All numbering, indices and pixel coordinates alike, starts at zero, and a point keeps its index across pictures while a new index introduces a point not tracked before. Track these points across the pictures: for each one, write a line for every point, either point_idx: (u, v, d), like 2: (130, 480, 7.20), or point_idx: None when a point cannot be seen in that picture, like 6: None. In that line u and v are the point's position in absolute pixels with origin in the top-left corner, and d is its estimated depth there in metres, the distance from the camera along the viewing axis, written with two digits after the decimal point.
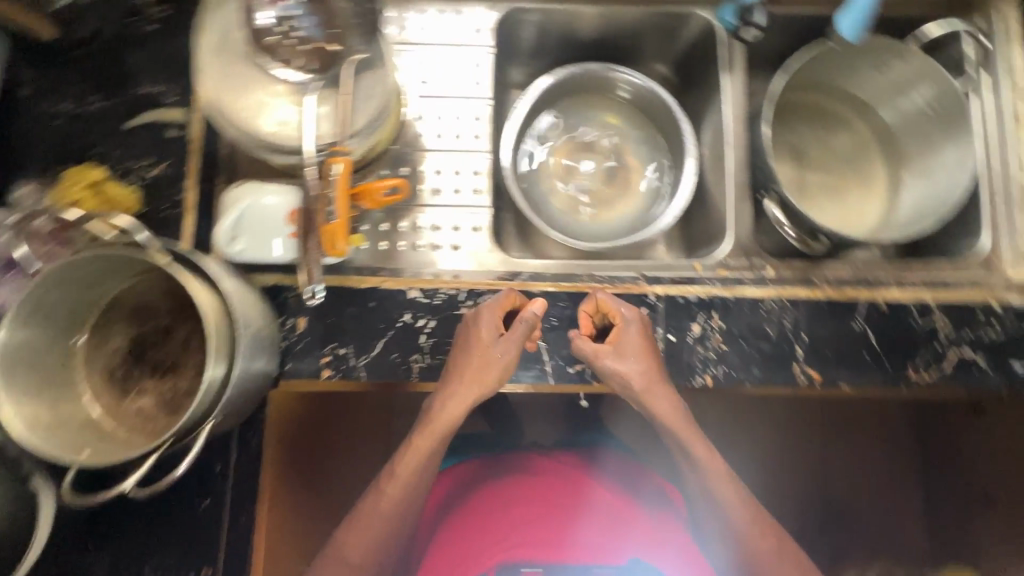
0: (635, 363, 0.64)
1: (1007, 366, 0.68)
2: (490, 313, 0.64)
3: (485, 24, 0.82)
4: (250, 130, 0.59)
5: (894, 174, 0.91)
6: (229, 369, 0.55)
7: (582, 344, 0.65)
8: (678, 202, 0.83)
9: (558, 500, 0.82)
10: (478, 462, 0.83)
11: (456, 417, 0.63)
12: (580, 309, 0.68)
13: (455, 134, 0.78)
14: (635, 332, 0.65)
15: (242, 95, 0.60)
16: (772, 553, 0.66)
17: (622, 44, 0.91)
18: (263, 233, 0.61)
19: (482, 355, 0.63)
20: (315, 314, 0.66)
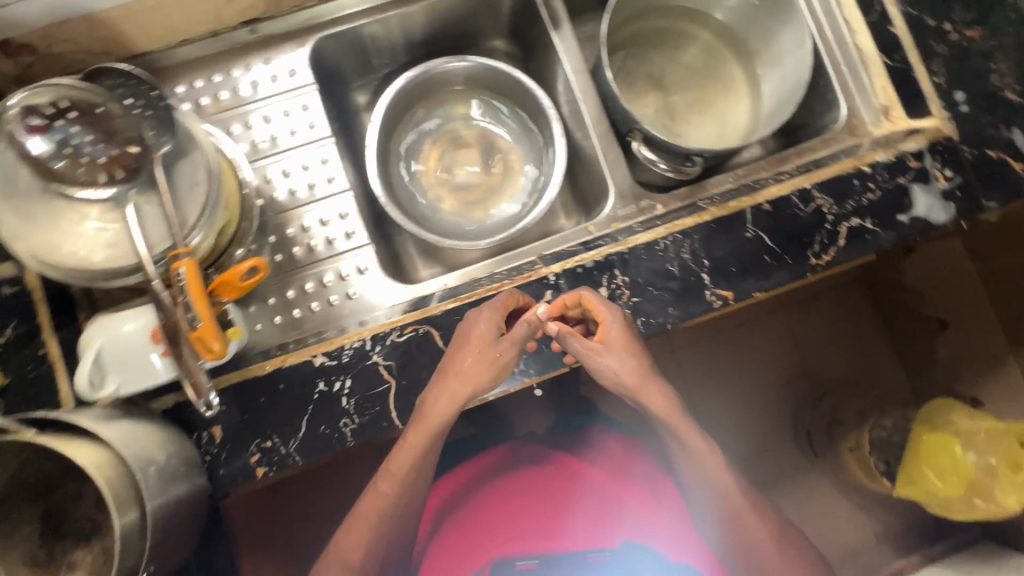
0: (625, 361, 0.66)
1: (894, 221, 0.71)
2: (494, 309, 0.65)
3: (299, 62, 0.77)
4: (74, 266, 0.55)
5: (748, 69, 0.93)
6: (144, 514, 0.52)
7: (574, 343, 0.65)
8: (556, 172, 0.83)
9: (553, 488, 0.88)
10: (478, 462, 0.89)
11: (447, 414, 0.63)
12: (562, 299, 0.66)
13: (310, 184, 0.75)
14: (620, 329, 0.65)
15: (57, 232, 0.55)
16: (748, 515, 0.74)
17: (450, 33, 0.88)
18: (132, 364, 0.56)
19: (478, 348, 0.63)
20: (228, 417, 0.63)
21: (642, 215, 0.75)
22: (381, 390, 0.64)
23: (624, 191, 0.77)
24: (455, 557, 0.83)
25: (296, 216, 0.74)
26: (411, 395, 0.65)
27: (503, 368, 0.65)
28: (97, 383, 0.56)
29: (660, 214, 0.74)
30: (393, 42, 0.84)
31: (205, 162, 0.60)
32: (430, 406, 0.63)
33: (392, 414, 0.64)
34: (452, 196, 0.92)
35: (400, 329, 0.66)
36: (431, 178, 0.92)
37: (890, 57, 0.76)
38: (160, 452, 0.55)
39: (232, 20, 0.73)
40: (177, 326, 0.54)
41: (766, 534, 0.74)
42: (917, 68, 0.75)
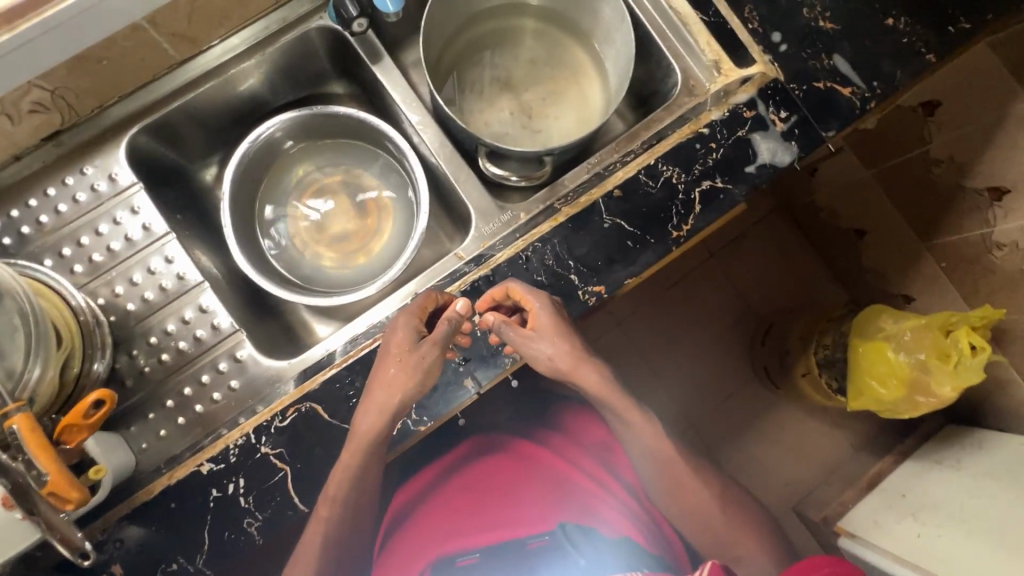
0: (558, 345, 0.69)
1: (744, 174, 0.71)
2: (412, 313, 0.66)
3: (117, 163, 0.73)
4: None
5: (588, 51, 0.92)
6: None
7: (509, 332, 0.66)
8: (423, 197, 0.78)
9: (504, 477, 0.86)
10: (431, 467, 0.87)
11: (377, 427, 0.62)
12: (490, 292, 0.68)
13: (161, 286, 0.71)
14: (549, 317, 0.66)
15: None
16: (689, 481, 0.79)
17: (280, 90, 0.85)
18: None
19: (399, 353, 0.64)
20: (128, 551, 0.61)
21: (507, 228, 0.74)
22: (278, 479, 0.63)
23: (484, 208, 0.76)
24: (400, 563, 0.80)
25: (158, 322, 0.71)
26: (309, 476, 0.63)
27: (429, 372, 0.65)
28: None
29: (522, 224, 0.73)
30: (219, 114, 0.81)
31: (17, 305, 0.57)
32: (364, 423, 0.63)
33: (295, 500, 0.62)
34: (330, 249, 0.89)
35: (282, 413, 0.64)
36: (304, 236, 0.89)
37: (705, 14, 0.77)
38: None
39: (29, 140, 0.69)
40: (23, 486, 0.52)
41: (704, 500, 0.79)
42: (731, 20, 0.76)
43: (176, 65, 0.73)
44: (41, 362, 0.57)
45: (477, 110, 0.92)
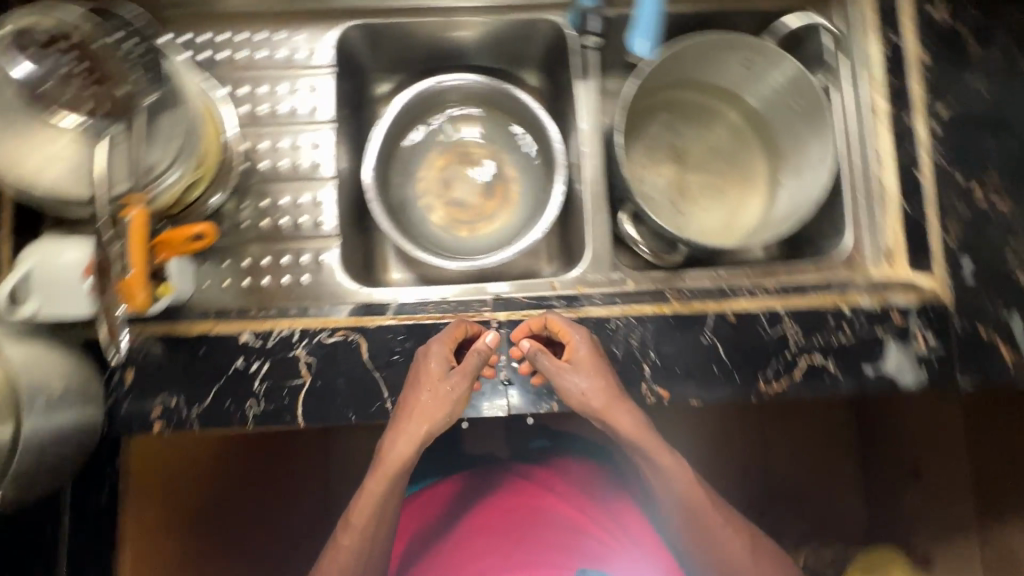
0: (595, 381, 0.64)
1: (859, 371, 0.67)
2: (444, 341, 0.65)
3: (325, 43, 0.78)
4: (40, 187, 0.57)
5: (773, 169, 0.89)
6: (17, 436, 0.52)
7: (544, 360, 0.65)
8: (547, 215, 0.80)
9: (516, 516, 0.84)
10: (438, 491, 0.86)
11: (407, 456, 0.65)
12: (527, 322, 0.68)
13: (297, 163, 0.75)
14: (588, 350, 0.65)
15: (21, 147, 0.56)
16: (726, 528, 0.72)
17: (486, 52, 0.87)
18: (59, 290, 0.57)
19: (430, 382, 0.64)
20: (144, 369, 0.64)
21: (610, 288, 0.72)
22: (294, 384, 0.64)
23: (601, 256, 0.75)
24: None
25: (274, 190, 0.75)
26: (320, 398, 0.64)
27: (459, 402, 0.65)
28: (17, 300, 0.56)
29: (626, 292, 0.72)
30: (423, 45, 0.84)
31: (189, 118, 0.61)
32: (395, 449, 0.65)
33: (296, 412, 0.64)
34: (444, 208, 0.91)
35: (332, 331, 0.66)
36: (428, 184, 0.91)
37: (906, 203, 0.72)
38: (60, 382, 0.57)
39: None
40: (110, 265, 0.56)
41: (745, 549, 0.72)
42: (931, 222, 0.72)
43: None
44: (177, 176, 0.61)
45: (639, 163, 0.91)
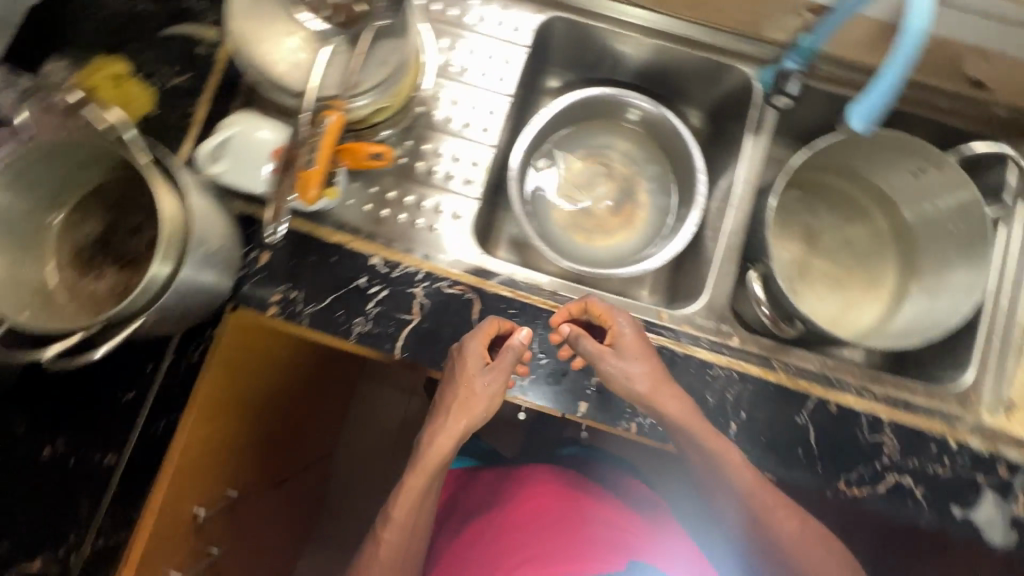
0: (640, 366, 0.64)
1: (947, 510, 0.64)
2: (478, 338, 0.65)
3: (527, 25, 0.79)
4: (262, 67, 0.61)
5: (902, 282, 0.87)
6: (174, 274, 0.57)
7: (587, 344, 0.65)
8: (671, 248, 0.80)
9: (553, 507, 0.86)
10: (474, 480, 0.95)
11: (446, 451, 0.68)
12: (568, 306, 0.68)
13: (465, 122, 0.77)
14: (633, 335, 0.66)
15: (260, 30, 0.61)
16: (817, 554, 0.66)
17: (662, 79, 0.88)
18: (247, 161, 0.62)
19: (467, 383, 0.65)
20: (278, 256, 0.68)
21: (716, 337, 0.73)
22: (403, 318, 0.67)
23: (715, 304, 0.75)
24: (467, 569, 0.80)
25: (436, 139, 0.75)
26: (423, 339, 0.67)
27: (495, 397, 0.66)
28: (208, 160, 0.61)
29: (732, 347, 0.72)
30: (610, 57, 0.87)
31: (404, 55, 0.64)
32: (433, 444, 0.68)
33: (397, 344, 0.67)
34: (569, 210, 0.93)
35: (452, 282, 0.69)
36: (563, 182, 0.94)
37: None
38: (218, 242, 0.61)
39: None
40: (296, 155, 0.60)
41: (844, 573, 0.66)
42: None
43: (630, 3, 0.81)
44: (365, 103, 0.64)
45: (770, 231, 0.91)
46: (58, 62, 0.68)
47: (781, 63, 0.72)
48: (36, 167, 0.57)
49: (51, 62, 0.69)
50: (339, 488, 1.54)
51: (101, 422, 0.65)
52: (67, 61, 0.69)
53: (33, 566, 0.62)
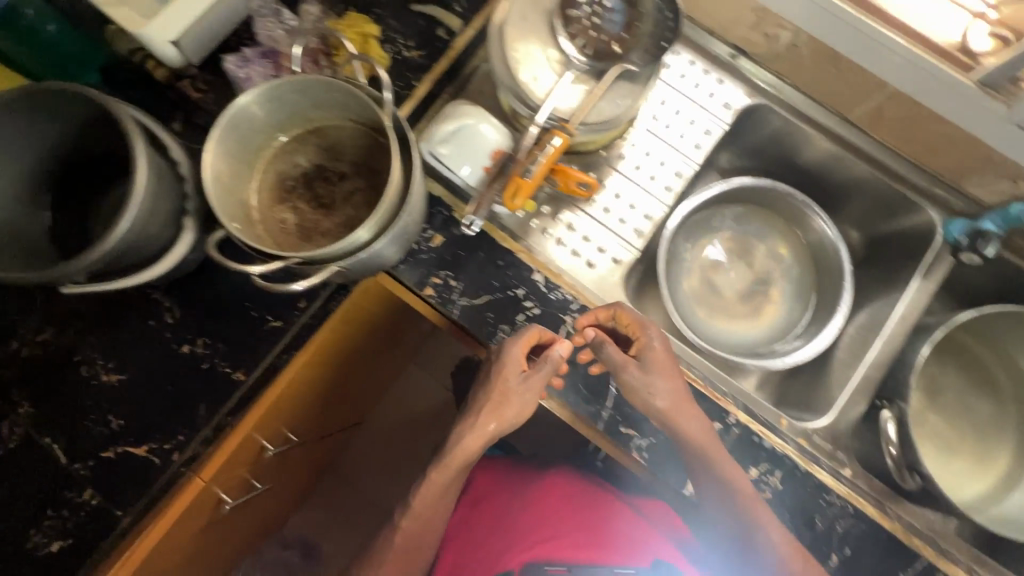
0: (666, 381, 0.65)
1: None
2: (518, 345, 0.65)
3: (735, 103, 0.81)
4: (511, 75, 0.64)
5: (1017, 468, 0.84)
6: (370, 240, 0.58)
7: (611, 351, 0.65)
8: (798, 355, 0.82)
9: (569, 498, 0.84)
10: (495, 464, 0.94)
11: (475, 449, 0.70)
12: (596, 311, 0.67)
13: (650, 175, 0.79)
14: (663, 348, 0.67)
15: (522, 41, 0.64)
16: None
17: (836, 193, 0.88)
18: (466, 152, 0.65)
19: (503, 388, 0.66)
20: (448, 242, 0.69)
21: (828, 462, 0.71)
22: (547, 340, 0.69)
23: (833, 430, 0.75)
24: (481, 550, 0.82)
25: (616, 182, 0.78)
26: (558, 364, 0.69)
27: (529, 404, 0.67)
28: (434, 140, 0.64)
29: (846, 479, 0.70)
30: (793, 159, 0.88)
31: (634, 102, 0.65)
32: (463, 443, 0.70)
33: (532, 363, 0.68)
34: (700, 283, 0.93)
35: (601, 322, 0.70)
36: (702, 257, 0.94)
37: None
38: (415, 217, 0.63)
39: (729, 38, 0.80)
40: (516, 163, 0.63)
41: None
42: None
43: (841, 116, 0.80)
44: (584, 135, 0.65)
45: None
46: (313, 4, 0.73)
47: (978, 222, 0.73)
48: (288, 96, 0.61)
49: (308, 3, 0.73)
50: (355, 456, 1.54)
51: (240, 337, 0.67)
52: (322, 7, 0.74)
53: (142, 451, 0.65)
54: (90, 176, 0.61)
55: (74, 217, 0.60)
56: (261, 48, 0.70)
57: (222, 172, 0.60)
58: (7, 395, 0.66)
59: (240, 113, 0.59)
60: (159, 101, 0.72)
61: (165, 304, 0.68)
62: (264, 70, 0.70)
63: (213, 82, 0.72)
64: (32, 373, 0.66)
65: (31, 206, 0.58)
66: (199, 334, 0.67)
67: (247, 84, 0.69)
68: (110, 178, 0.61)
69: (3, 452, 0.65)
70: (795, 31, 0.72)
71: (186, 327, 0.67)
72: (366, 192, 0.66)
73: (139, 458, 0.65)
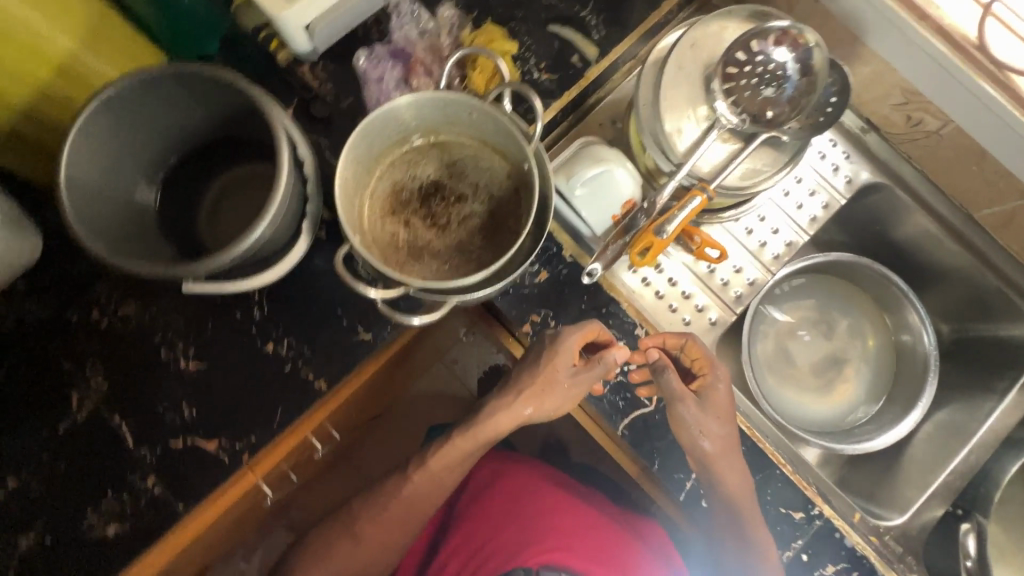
0: (723, 428, 0.63)
1: None
2: (577, 336, 0.63)
3: (856, 178, 0.79)
4: (659, 128, 0.62)
5: None
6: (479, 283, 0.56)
7: (671, 380, 0.62)
8: (875, 442, 0.79)
9: (587, 517, 0.80)
10: (501, 461, 0.88)
11: (501, 429, 0.67)
12: (665, 335, 0.66)
13: (760, 240, 0.77)
14: (725, 396, 0.64)
15: (674, 95, 0.63)
16: None
17: (936, 283, 0.85)
18: (605, 198, 0.66)
19: (548, 376, 0.63)
20: (553, 279, 0.66)
21: (897, 563, 0.70)
22: (639, 400, 0.66)
23: (904, 531, 0.73)
24: (493, 546, 0.78)
25: (728, 242, 0.76)
26: (647, 428, 0.66)
27: (570, 399, 0.64)
28: (572, 181, 0.66)
29: None
30: (896, 243, 0.85)
31: (775, 170, 0.62)
32: (495, 418, 0.67)
33: (623, 421, 0.66)
34: (775, 347, 0.89)
35: None
36: (783, 322, 0.90)
37: None
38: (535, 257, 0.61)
39: (863, 111, 0.78)
40: (652, 218, 0.61)
41: None
42: None
43: (963, 211, 0.77)
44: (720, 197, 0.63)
45: None
46: (451, 8, 0.70)
47: None
48: (427, 107, 0.58)
49: (446, 6, 0.70)
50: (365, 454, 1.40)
51: (327, 344, 0.65)
52: (459, 12, 0.70)
53: (212, 447, 0.63)
54: (205, 155, 0.58)
55: (182, 195, 0.58)
56: (391, 47, 0.68)
57: (347, 177, 0.57)
58: (82, 366, 0.64)
59: (378, 118, 0.56)
60: (273, 82, 0.68)
61: (256, 300, 0.65)
62: (395, 72, 0.67)
63: (333, 73, 0.69)
64: (111, 347, 0.64)
65: (143, 182, 0.56)
66: (283, 335, 0.65)
67: (378, 85, 0.67)
68: (225, 159, 0.59)
69: (71, 425, 0.62)
70: (943, 121, 0.69)
71: (272, 323, 0.65)
72: (483, 218, 0.63)
73: (209, 453, 0.63)
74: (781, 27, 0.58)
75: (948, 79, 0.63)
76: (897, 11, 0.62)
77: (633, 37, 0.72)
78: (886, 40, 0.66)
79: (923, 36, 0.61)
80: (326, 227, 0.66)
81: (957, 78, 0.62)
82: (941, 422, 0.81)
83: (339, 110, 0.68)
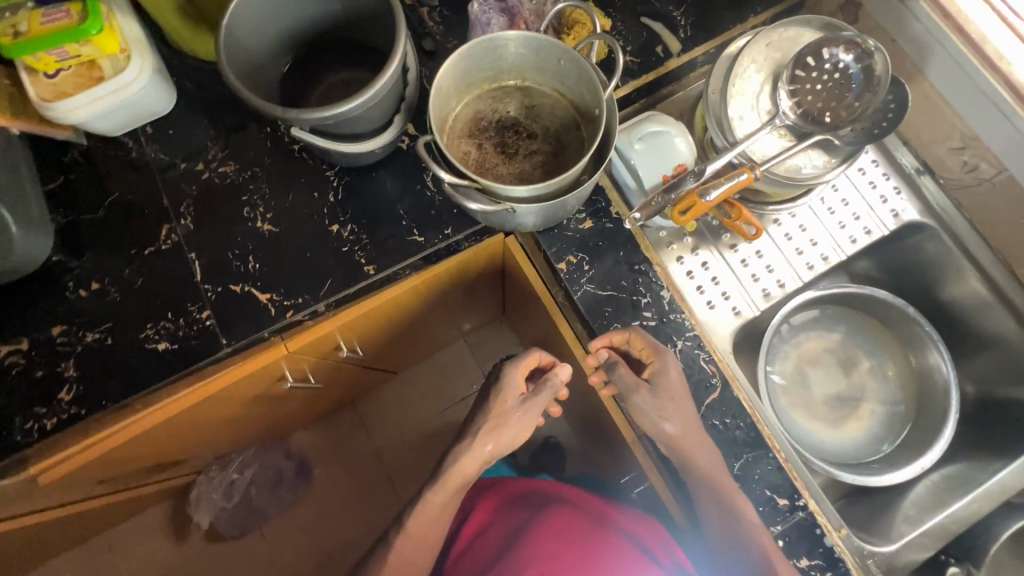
0: (676, 414, 0.65)
1: None
2: (518, 369, 0.74)
3: (903, 215, 0.82)
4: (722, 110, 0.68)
5: None
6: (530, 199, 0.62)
7: (622, 373, 0.69)
8: (876, 475, 0.79)
9: (572, 537, 0.76)
10: (495, 500, 0.86)
11: (471, 471, 0.74)
12: (610, 334, 0.68)
13: (796, 250, 0.80)
14: (676, 378, 0.66)
15: (742, 85, 0.69)
16: None
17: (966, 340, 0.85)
18: (659, 157, 0.72)
19: (501, 413, 0.74)
20: (596, 230, 0.72)
21: None
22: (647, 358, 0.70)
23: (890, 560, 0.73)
24: None
25: (765, 243, 0.80)
26: None
27: (523, 429, 0.75)
28: (634, 136, 0.73)
29: None
30: (931, 293, 0.87)
31: (825, 168, 0.67)
32: (460, 463, 0.74)
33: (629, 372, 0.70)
34: (793, 368, 0.90)
35: (711, 359, 0.70)
36: (806, 349, 0.91)
37: None
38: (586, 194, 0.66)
39: (921, 154, 0.82)
40: (699, 182, 0.66)
41: None
42: None
43: (1004, 267, 0.79)
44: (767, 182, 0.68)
45: None
46: None
47: None
48: (522, 47, 0.67)
49: None
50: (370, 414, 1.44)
51: (384, 237, 0.72)
52: None
53: (264, 298, 0.70)
54: (336, 46, 0.69)
55: (306, 73, 0.69)
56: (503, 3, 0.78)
57: (443, 87, 0.66)
58: (178, 205, 0.73)
59: (481, 44, 0.65)
60: None
61: (334, 186, 0.74)
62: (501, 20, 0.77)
63: (447, 18, 0.79)
64: (205, 195, 0.74)
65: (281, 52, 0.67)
66: (348, 221, 0.73)
67: (484, 28, 0.76)
68: (349, 53, 0.69)
69: (156, 249, 0.72)
70: (999, 168, 0.73)
71: (342, 208, 0.73)
72: (547, 156, 0.71)
73: (259, 302, 0.70)
74: (853, 38, 0.64)
75: (1007, 123, 0.67)
76: (966, 53, 0.67)
77: (715, 42, 0.80)
78: (952, 83, 0.71)
79: (987, 77, 0.66)
80: (408, 139, 0.75)
81: (1015, 122, 0.65)
82: (949, 471, 0.80)
83: (444, 48, 0.78)
